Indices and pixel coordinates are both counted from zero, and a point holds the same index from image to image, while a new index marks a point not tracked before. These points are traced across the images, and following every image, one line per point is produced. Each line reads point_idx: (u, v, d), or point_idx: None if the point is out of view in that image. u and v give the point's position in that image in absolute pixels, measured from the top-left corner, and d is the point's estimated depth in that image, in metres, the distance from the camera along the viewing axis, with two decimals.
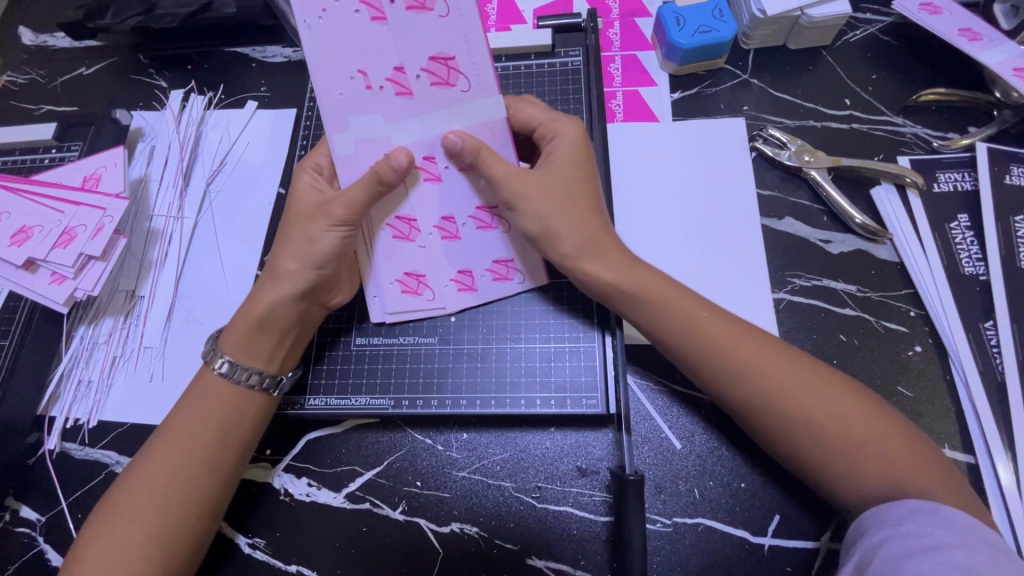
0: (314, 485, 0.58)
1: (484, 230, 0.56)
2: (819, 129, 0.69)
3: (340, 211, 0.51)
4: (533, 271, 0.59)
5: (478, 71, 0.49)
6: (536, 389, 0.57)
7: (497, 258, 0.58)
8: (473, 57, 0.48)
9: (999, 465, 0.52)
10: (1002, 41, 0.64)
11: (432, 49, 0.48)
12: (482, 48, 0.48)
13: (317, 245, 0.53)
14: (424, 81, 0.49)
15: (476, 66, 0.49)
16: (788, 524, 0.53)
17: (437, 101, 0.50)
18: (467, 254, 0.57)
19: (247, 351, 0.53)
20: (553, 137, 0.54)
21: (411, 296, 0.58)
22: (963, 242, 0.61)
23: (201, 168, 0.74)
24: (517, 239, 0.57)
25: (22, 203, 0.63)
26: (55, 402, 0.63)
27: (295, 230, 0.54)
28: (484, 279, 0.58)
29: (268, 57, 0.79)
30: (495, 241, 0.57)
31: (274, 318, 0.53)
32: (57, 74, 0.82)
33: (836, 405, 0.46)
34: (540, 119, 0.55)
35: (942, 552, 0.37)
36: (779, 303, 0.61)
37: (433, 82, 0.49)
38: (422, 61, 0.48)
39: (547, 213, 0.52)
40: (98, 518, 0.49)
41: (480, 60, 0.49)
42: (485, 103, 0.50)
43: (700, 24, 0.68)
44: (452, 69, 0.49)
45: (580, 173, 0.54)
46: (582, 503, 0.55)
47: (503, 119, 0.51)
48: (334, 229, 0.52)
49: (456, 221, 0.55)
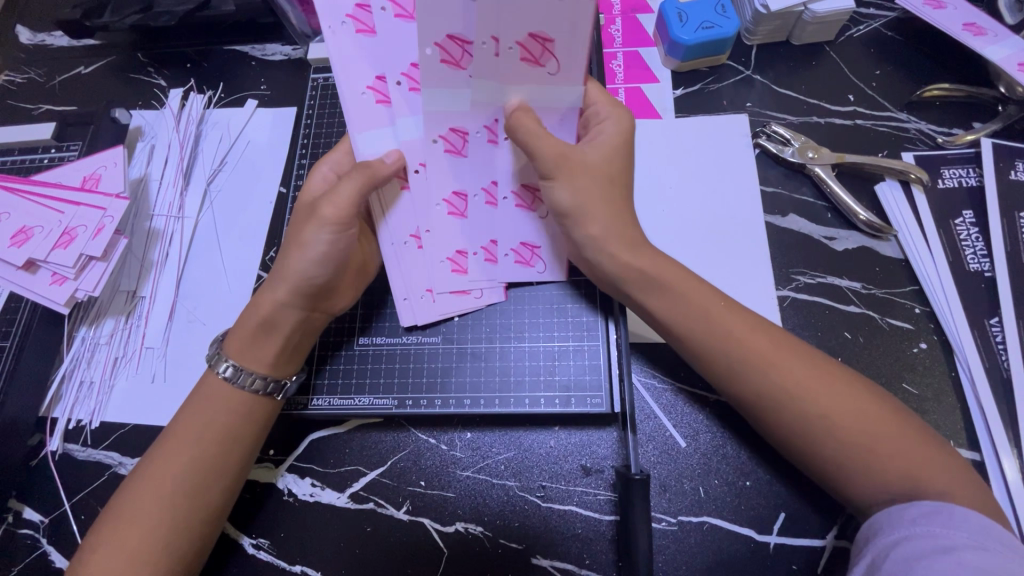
0: (317, 485, 0.57)
1: (521, 210, 0.56)
2: (823, 125, 0.68)
3: (331, 212, 0.52)
4: (556, 262, 0.59)
5: (571, 58, 0.47)
6: (540, 388, 0.56)
7: (524, 241, 0.58)
8: (573, 44, 0.46)
9: (1005, 462, 0.52)
10: (1007, 36, 0.64)
11: (534, 26, 0.44)
12: (586, 32, 0.45)
13: (318, 249, 0.52)
14: (514, 55, 0.46)
15: (572, 53, 0.46)
16: (794, 521, 0.53)
17: (518, 74, 0.48)
18: (499, 230, 0.57)
19: (248, 353, 0.53)
20: (603, 122, 0.53)
21: (458, 295, 0.59)
22: (968, 239, 0.60)
23: (201, 167, 0.73)
24: (550, 227, 0.57)
25: (21, 204, 0.63)
26: (57, 403, 0.63)
27: (296, 235, 0.54)
28: (507, 259, 0.58)
29: (268, 55, 0.79)
30: (528, 223, 0.57)
31: (276, 323, 0.53)
32: (54, 74, 0.81)
33: (845, 401, 0.46)
34: (592, 100, 0.53)
35: (955, 553, 0.38)
36: (784, 300, 0.61)
37: (523, 58, 0.46)
38: (519, 35, 0.45)
39: (556, 208, 0.51)
40: (103, 522, 0.48)
41: (577, 49, 0.46)
42: (565, 89, 0.49)
43: (703, 20, 0.68)
44: (547, 49, 0.46)
45: (620, 152, 0.53)
46: (587, 502, 0.55)
47: (573, 107, 0.51)
48: (339, 232, 0.52)
49: (498, 195, 0.56)
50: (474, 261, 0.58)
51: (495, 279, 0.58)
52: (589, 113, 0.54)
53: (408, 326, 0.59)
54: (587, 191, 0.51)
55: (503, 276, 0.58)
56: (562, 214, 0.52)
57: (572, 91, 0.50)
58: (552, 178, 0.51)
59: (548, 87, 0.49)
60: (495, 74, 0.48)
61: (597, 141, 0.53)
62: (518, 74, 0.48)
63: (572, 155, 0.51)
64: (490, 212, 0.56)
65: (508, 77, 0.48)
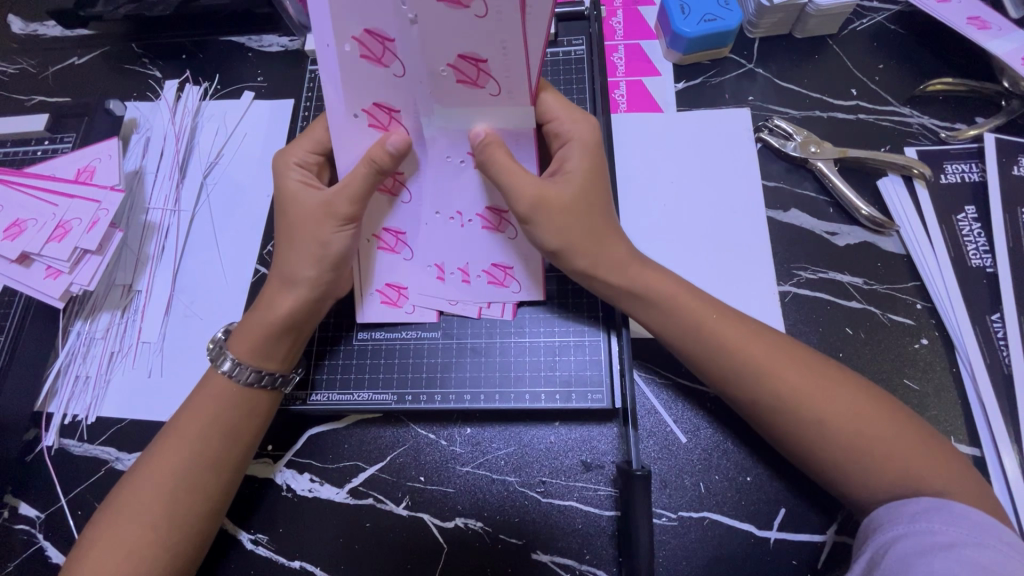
0: (316, 480, 0.57)
1: (486, 231, 0.54)
2: (826, 119, 0.68)
3: (346, 207, 0.50)
4: (534, 283, 0.57)
5: (512, 77, 0.44)
6: (541, 383, 0.56)
7: (496, 262, 0.56)
8: (508, 62, 0.43)
9: (1005, 457, 0.52)
10: (1010, 30, 0.63)
11: (463, 47, 0.42)
12: (518, 53, 0.42)
13: (330, 248, 0.51)
14: (450, 78, 0.44)
15: (509, 71, 0.43)
16: (794, 517, 0.53)
17: (462, 98, 0.46)
18: (464, 251, 0.55)
19: (261, 354, 0.52)
20: (568, 142, 0.51)
21: (389, 306, 0.58)
22: (970, 235, 0.60)
23: (197, 160, 0.72)
24: (522, 249, 0.55)
25: (15, 196, 0.62)
26: (53, 398, 0.62)
27: (301, 233, 0.52)
28: (479, 280, 0.56)
29: (264, 46, 0.78)
30: (500, 244, 0.55)
31: (298, 326, 0.53)
32: (48, 64, 0.80)
33: (849, 400, 0.45)
34: (552, 114, 0.51)
35: (956, 551, 0.37)
36: (785, 296, 0.61)
37: (459, 80, 0.44)
38: (450, 58, 0.43)
39: (545, 245, 0.51)
40: (102, 518, 0.48)
41: (515, 65, 0.43)
42: (513, 108, 0.46)
43: (707, 12, 0.67)
44: (483, 70, 0.43)
45: (592, 181, 0.51)
46: (587, 498, 0.55)
47: (530, 129, 0.48)
48: (347, 229, 0.52)
49: (463, 216, 0.54)
50: (455, 276, 0.56)
51: (473, 300, 0.58)
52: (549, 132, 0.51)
53: (364, 321, 0.59)
54: (572, 225, 0.50)
55: (478, 300, 0.57)
56: (550, 251, 0.51)
57: (522, 110, 0.47)
58: (529, 220, 0.49)
59: (499, 107, 0.46)
60: (440, 96, 0.46)
61: (564, 177, 0.50)
62: (459, 94, 0.45)
63: (546, 194, 0.49)
64: (452, 233, 0.54)
65: (455, 99, 0.46)
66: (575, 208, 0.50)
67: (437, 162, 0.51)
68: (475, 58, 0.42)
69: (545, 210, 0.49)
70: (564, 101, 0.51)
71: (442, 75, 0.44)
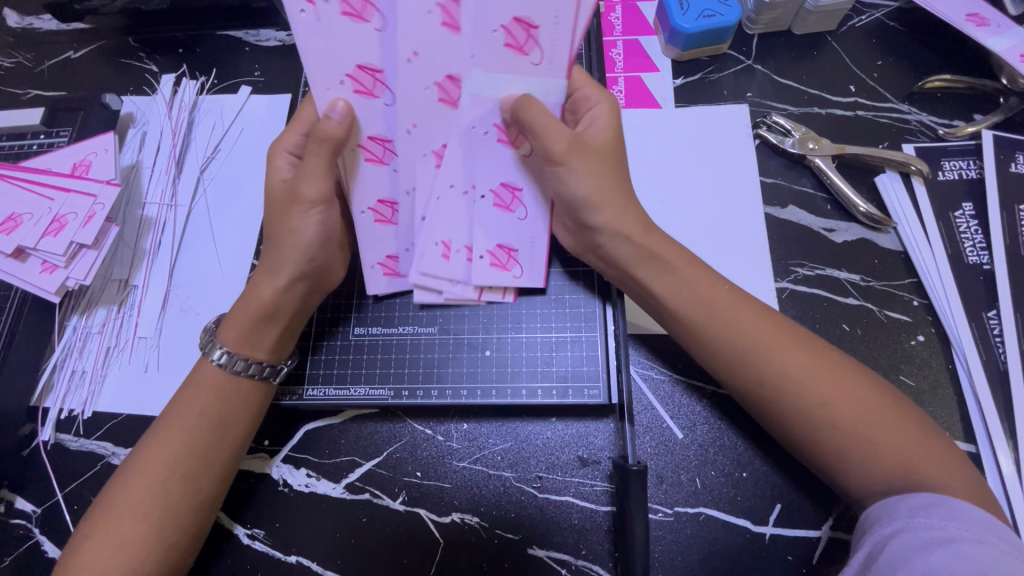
0: (313, 476, 0.57)
1: (498, 209, 0.55)
2: (824, 115, 0.68)
3: (311, 190, 0.51)
4: (535, 269, 0.57)
5: (557, 47, 0.48)
6: (537, 379, 0.56)
7: (501, 244, 0.56)
8: (557, 33, 0.47)
9: (1000, 454, 0.52)
10: (1009, 27, 0.63)
11: (520, 11, 0.46)
12: (570, 24, 0.47)
13: (302, 236, 0.52)
14: (499, 40, 0.47)
15: (557, 41, 0.48)
16: (790, 513, 0.53)
17: (503, 63, 0.49)
18: (473, 228, 0.55)
19: (248, 342, 0.52)
20: (596, 103, 0.53)
21: (392, 278, 0.59)
22: (968, 231, 0.60)
23: (194, 154, 0.72)
24: (530, 233, 0.56)
25: (11, 190, 0.62)
26: (49, 393, 0.62)
27: (283, 226, 0.52)
28: (481, 261, 0.56)
29: (262, 41, 0.77)
30: (507, 225, 0.55)
31: (278, 312, 0.53)
32: (43, 58, 0.79)
33: (846, 394, 0.45)
34: (578, 85, 0.54)
35: (953, 545, 0.38)
36: (782, 292, 0.60)
37: (507, 44, 0.48)
38: (503, 19, 0.47)
39: (575, 192, 0.50)
40: (96, 512, 0.48)
41: (561, 40, 0.48)
42: (549, 81, 0.50)
43: (706, 8, 0.67)
44: (532, 36, 0.47)
45: (617, 139, 0.53)
46: (583, 493, 0.55)
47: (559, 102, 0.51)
48: (313, 213, 0.51)
49: (475, 189, 0.54)
50: (460, 255, 0.56)
51: (477, 282, 0.57)
52: (576, 98, 0.54)
53: (374, 293, 0.59)
54: (600, 174, 0.51)
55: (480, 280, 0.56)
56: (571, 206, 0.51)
57: (555, 84, 0.50)
58: (564, 163, 0.50)
59: (536, 78, 0.50)
60: (483, 57, 0.48)
61: (591, 132, 0.52)
62: (501, 58, 0.48)
63: (580, 139, 0.50)
64: (465, 209, 0.55)
65: (494, 62, 0.49)
66: (601, 158, 0.51)
67: (461, 132, 0.52)
68: (528, 23, 0.47)
69: (579, 154, 0.50)
70: (588, 77, 0.55)
71: (492, 35, 0.47)
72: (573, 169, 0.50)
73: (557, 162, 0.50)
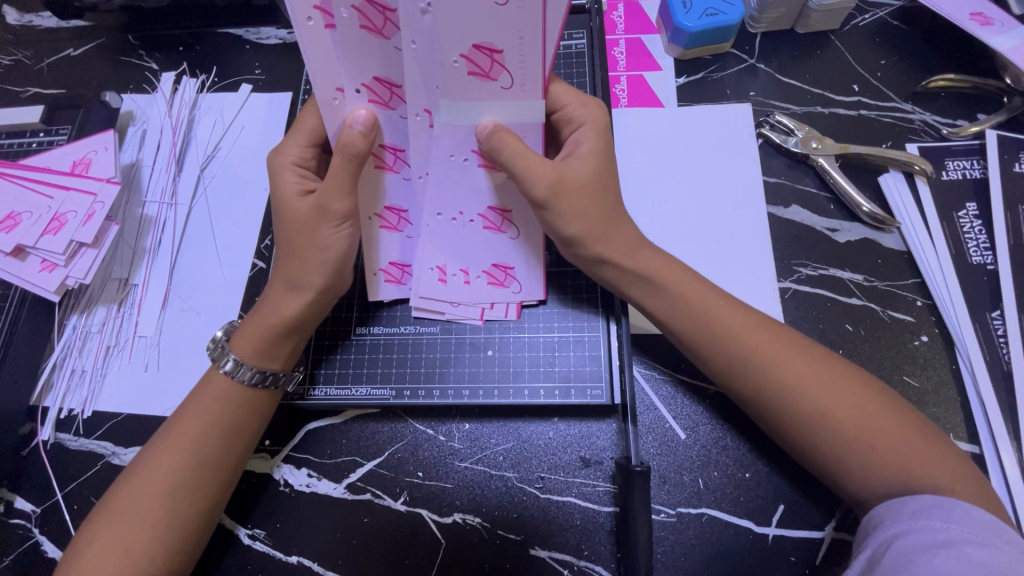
0: (314, 476, 0.57)
1: (489, 231, 0.54)
2: (827, 115, 0.68)
3: (341, 206, 0.50)
4: (534, 285, 0.57)
5: (524, 69, 0.45)
6: (540, 379, 0.56)
7: (497, 263, 0.56)
8: (523, 54, 0.44)
9: (1004, 455, 0.52)
10: (1013, 26, 0.63)
11: (478, 37, 0.43)
12: (535, 43, 0.43)
13: (332, 251, 0.51)
14: (461, 70, 0.44)
15: (524, 63, 0.44)
16: (793, 513, 0.53)
17: (473, 91, 0.46)
18: (467, 249, 0.55)
19: (265, 353, 0.52)
20: (580, 125, 0.52)
21: (394, 285, 0.58)
22: (971, 232, 0.60)
23: (194, 152, 0.72)
24: (525, 249, 0.56)
25: (10, 188, 0.61)
26: (48, 392, 0.62)
27: (300, 238, 0.51)
28: (479, 280, 0.56)
29: (262, 39, 0.77)
30: (504, 241, 0.55)
31: (301, 325, 0.53)
32: (43, 56, 0.79)
33: (854, 397, 0.45)
34: (562, 102, 0.52)
35: (957, 548, 0.37)
36: (785, 292, 0.60)
37: (471, 71, 0.45)
38: (464, 48, 0.43)
39: (562, 231, 0.50)
40: (100, 514, 0.48)
41: (529, 59, 0.44)
42: (523, 102, 0.47)
43: (708, 7, 0.67)
44: (497, 61, 0.44)
45: (604, 165, 0.51)
46: (586, 494, 0.55)
47: (538, 123, 0.49)
48: (344, 229, 0.51)
49: (464, 216, 0.54)
50: (457, 278, 0.56)
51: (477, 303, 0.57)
52: (560, 118, 0.53)
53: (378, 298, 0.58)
54: (586, 209, 0.49)
55: (477, 301, 0.57)
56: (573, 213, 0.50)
57: (531, 104, 0.47)
58: (547, 206, 0.49)
59: (506, 101, 0.47)
60: (448, 89, 0.46)
61: (575, 162, 0.50)
62: (468, 87, 0.46)
63: (563, 175, 0.48)
64: (456, 233, 0.54)
65: (463, 91, 0.46)
66: (590, 190, 0.49)
67: (439, 162, 0.50)
68: (490, 48, 0.43)
69: (563, 194, 0.48)
70: (574, 92, 0.53)
71: (455, 66, 0.44)
72: (556, 212, 0.49)
73: (540, 205, 0.49)
